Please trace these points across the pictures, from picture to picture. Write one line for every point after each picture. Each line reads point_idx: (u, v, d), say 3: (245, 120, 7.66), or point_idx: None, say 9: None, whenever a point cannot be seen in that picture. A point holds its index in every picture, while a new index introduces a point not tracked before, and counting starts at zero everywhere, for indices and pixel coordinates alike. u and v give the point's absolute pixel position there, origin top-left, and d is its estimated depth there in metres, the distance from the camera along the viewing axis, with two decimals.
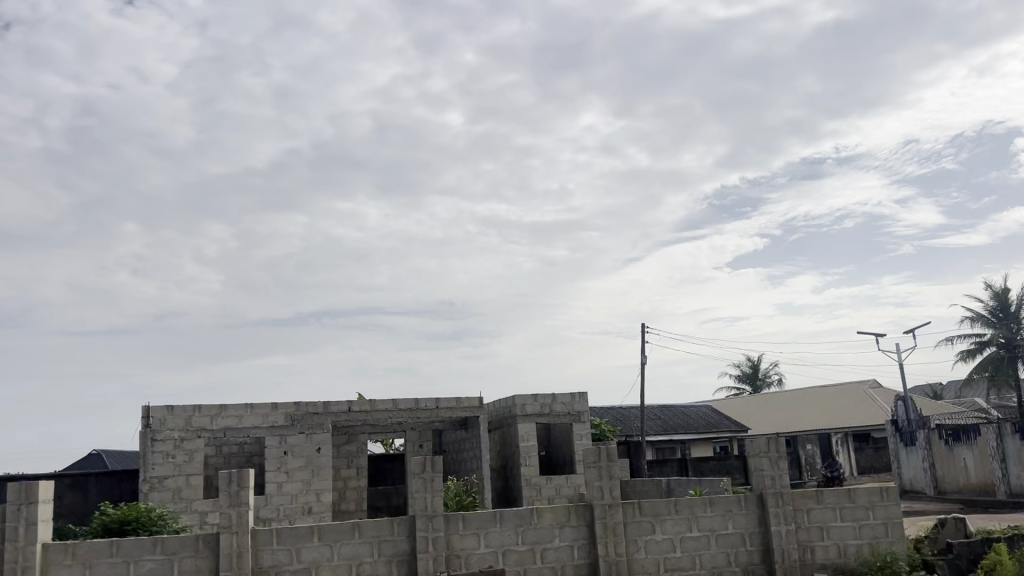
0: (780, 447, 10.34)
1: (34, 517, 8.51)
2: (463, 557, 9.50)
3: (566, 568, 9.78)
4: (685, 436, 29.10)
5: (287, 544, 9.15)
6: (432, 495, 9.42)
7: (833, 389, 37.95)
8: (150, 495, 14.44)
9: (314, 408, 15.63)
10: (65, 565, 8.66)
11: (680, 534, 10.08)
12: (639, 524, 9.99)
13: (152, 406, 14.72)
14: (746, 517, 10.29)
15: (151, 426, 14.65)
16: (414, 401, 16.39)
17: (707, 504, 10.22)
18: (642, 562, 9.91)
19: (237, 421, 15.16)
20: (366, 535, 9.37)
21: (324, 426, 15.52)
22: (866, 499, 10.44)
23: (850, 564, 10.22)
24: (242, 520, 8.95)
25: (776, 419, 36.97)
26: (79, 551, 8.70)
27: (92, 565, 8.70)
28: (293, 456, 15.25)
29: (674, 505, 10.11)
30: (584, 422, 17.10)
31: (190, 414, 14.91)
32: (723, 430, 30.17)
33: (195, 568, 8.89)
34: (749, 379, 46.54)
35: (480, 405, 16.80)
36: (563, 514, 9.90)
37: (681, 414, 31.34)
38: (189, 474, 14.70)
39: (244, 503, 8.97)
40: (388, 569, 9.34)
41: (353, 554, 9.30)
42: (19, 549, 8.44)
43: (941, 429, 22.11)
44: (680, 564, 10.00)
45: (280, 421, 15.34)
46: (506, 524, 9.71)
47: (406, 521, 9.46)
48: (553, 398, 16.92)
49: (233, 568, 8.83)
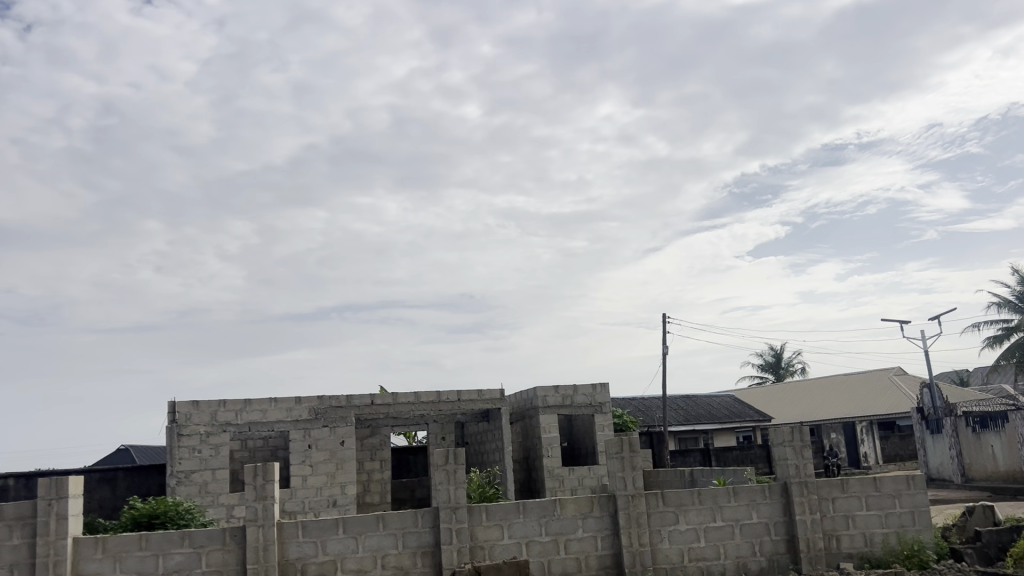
0: (804, 436, 10.29)
1: (64, 511, 8.65)
2: (487, 549, 9.55)
3: (591, 559, 9.80)
4: (708, 426, 28.96)
5: (312, 537, 9.23)
6: (455, 487, 9.47)
7: (857, 376, 37.71)
8: (177, 488, 14.62)
9: (338, 401, 15.73)
10: (95, 558, 8.77)
11: (703, 524, 10.05)
12: (663, 514, 9.98)
13: (177, 402, 14.88)
14: (770, 506, 10.25)
15: (177, 421, 14.82)
16: (437, 393, 16.47)
17: (731, 494, 10.19)
18: (666, 552, 9.90)
19: (262, 416, 15.30)
20: (390, 527, 9.43)
21: (348, 419, 15.64)
22: (892, 487, 10.35)
23: (876, 552, 10.16)
24: (268, 513, 9.05)
25: (799, 409, 36.67)
26: (108, 545, 8.81)
27: (122, 559, 8.83)
28: (317, 449, 15.36)
29: (697, 495, 10.09)
30: (605, 413, 17.10)
31: (215, 409, 15.07)
32: (746, 419, 30.00)
33: (223, 561, 8.99)
34: (772, 368, 46.28)
35: (501, 397, 16.85)
36: (586, 505, 9.91)
37: (704, 405, 31.19)
38: (215, 468, 14.86)
39: (270, 496, 9.07)
40: (413, 560, 9.40)
41: (378, 546, 9.38)
42: (50, 544, 8.58)
43: (969, 417, 21.87)
44: (704, 554, 9.98)
45: (303, 415, 15.45)
46: (529, 515, 9.73)
47: (430, 512, 9.50)
48: (574, 390, 16.91)
49: (260, 561, 8.94)
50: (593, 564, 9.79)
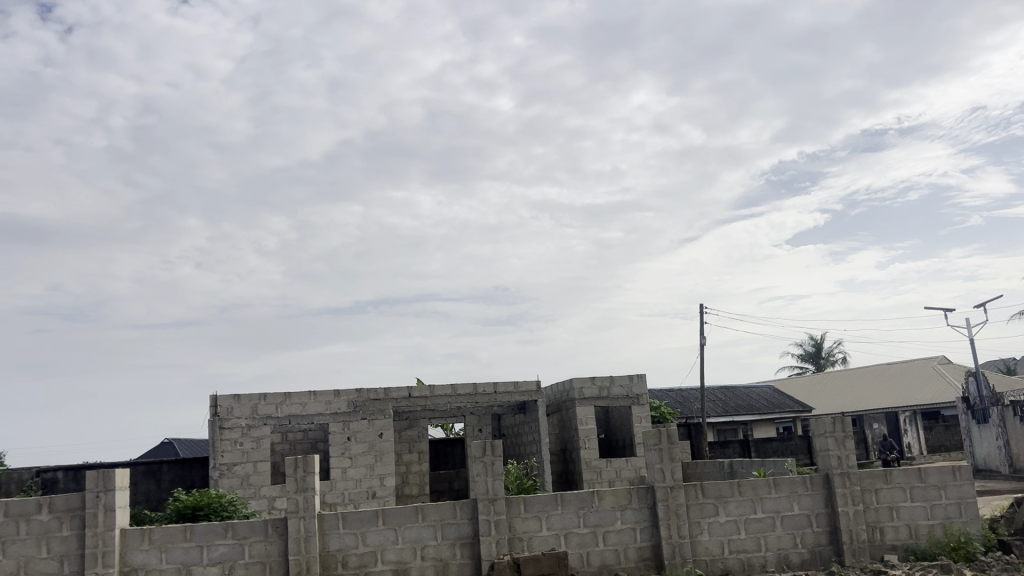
0: (847, 426, 10.15)
1: (111, 503, 8.84)
2: (525, 540, 9.56)
3: (629, 551, 9.76)
4: (747, 417, 28.68)
5: (353, 528, 9.32)
6: (493, 479, 9.50)
7: (901, 365, 37.12)
8: (220, 481, 14.86)
9: (375, 394, 15.85)
10: (142, 550, 8.96)
11: (743, 516, 9.96)
12: (702, 506, 9.91)
13: (219, 396, 15.11)
14: (812, 498, 10.12)
15: (219, 414, 15.05)
16: (473, 385, 16.53)
17: (771, 486, 10.08)
18: (705, 544, 9.83)
19: (302, 408, 15.48)
20: (429, 518, 9.49)
21: (386, 412, 15.76)
22: (937, 478, 10.16)
23: (921, 544, 10.00)
24: (309, 505, 9.16)
25: (839, 399, 36.18)
26: (154, 536, 9.00)
27: (167, 549, 9.00)
28: (356, 442, 15.50)
29: (737, 487, 9.99)
30: (643, 404, 17.02)
31: (256, 402, 15.28)
32: (786, 410, 29.64)
33: (267, 553, 9.13)
34: (812, 357, 45.66)
35: (538, 389, 16.86)
36: (624, 497, 9.88)
37: (743, 396, 30.87)
38: (256, 460, 15.07)
39: (310, 488, 9.18)
40: (452, 551, 9.45)
41: (417, 537, 9.44)
42: (98, 535, 8.78)
43: (1016, 406, 21.38)
44: (745, 546, 9.89)
45: (342, 408, 15.59)
46: (567, 507, 9.72)
47: (468, 504, 9.54)
48: (610, 381, 16.85)
49: (301, 552, 9.05)
50: (632, 556, 9.76)
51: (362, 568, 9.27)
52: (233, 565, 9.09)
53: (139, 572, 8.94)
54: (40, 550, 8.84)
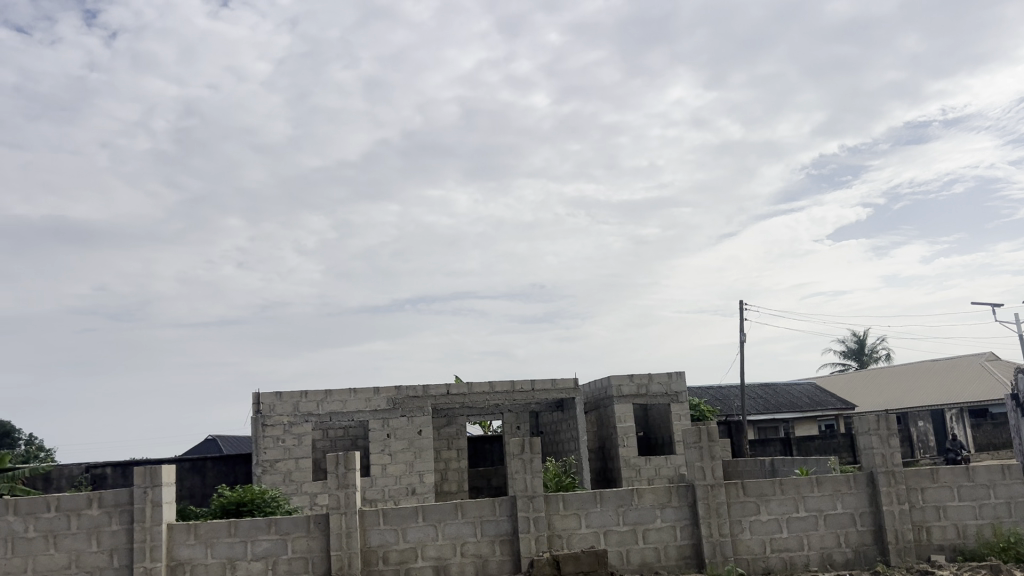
0: (891, 424, 9.98)
1: (158, 498, 9.03)
2: (565, 538, 9.57)
3: (670, 549, 9.71)
4: (789, 415, 28.32)
5: (394, 525, 9.40)
6: (532, 476, 9.51)
7: (946, 362, 36.38)
8: (263, 477, 15.07)
9: (414, 391, 15.97)
10: (188, 544, 9.14)
11: (786, 514, 9.85)
12: (744, 505, 9.82)
13: (261, 393, 15.34)
14: (856, 496, 9.97)
15: (262, 411, 15.28)
16: (511, 383, 16.57)
17: (814, 484, 9.95)
18: (747, 543, 9.74)
19: (342, 406, 15.65)
20: (469, 515, 9.54)
21: (425, 409, 15.86)
22: (986, 477, 9.94)
23: (969, 544, 9.80)
24: (350, 501, 9.26)
25: (884, 396, 35.53)
26: (200, 531, 9.17)
27: (213, 544, 9.16)
28: (395, 439, 15.63)
29: (779, 485, 9.88)
30: (682, 402, 16.92)
31: (298, 399, 15.48)
32: (828, 408, 29.21)
33: (309, 548, 9.25)
34: (855, 355, 44.93)
35: (575, 387, 16.85)
36: (664, 494, 9.83)
37: (784, 393, 30.48)
38: (298, 457, 15.26)
39: (352, 485, 9.28)
40: (492, 548, 9.49)
41: (457, 534, 9.49)
42: (146, 530, 8.97)
43: None
44: (787, 545, 9.78)
45: (382, 405, 15.72)
46: (607, 505, 9.71)
47: (507, 502, 9.57)
48: (649, 378, 16.76)
49: (343, 548, 9.16)
50: (672, 554, 9.71)
51: (402, 564, 9.35)
52: (277, 560, 9.23)
53: (185, 565, 9.11)
54: (91, 544, 9.05)
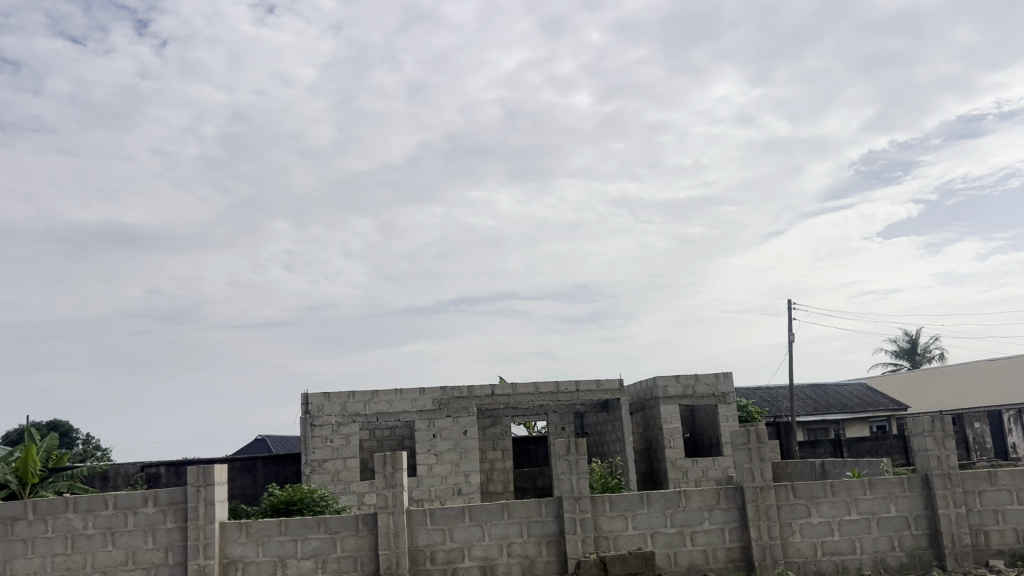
0: (946, 425, 9.75)
1: (210, 497, 9.21)
2: (611, 539, 9.53)
3: (718, 552, 9.62)
4: (839, 416, 27.82)
5: (440, 525, 9.47)
6: (578, 477, 9.49)
7: (1003, 362, 35.44)
8: (312, 477, 15.28)
9: (460, 392, 16.05)
10: (240, 542, 9.31)
11: (837, 517, 9.68)
12: (794, 507, 9.67)
13: (309, 393, 15.56)
14: (910, 499, 9.76)
15: (310, 412, 15.50)
16: (556, 383, 16.56)
17: (866, 486, 9.76)
18: (797, 546, 9.60)
19: (389, 406, 15.79)
20: (515, 516, 9.56)
21: (470, 409, 15.94)
22: None
23: None
24: (398, 501, 9.35)
25: (938, 397, 34.64)
26: (252, 529, 9.34)
27: (264, 543, 9.32)
28: (441, 439, 15.73)
29: (830, 487, 9.72)
30: (729, 403, 16.72)
31: (345, 400, 15.67)
32: (880, 409, 28.61)
33: (358, 547, 9.36)
34: (907, 355, 43.97)
35: (620, 387, 16.78)
36: (712, 496, 9.74)
37: (834, 394, 29.95)
38: (346, 457, 15.44)
39: (399, 484, 9.36)
40: (538, 548, 9.50)
41: (504, 534, 9.52)
42: (200, 528, 9.17)
43: None
44: (839, 548, 9.61)
45: (427, 405, 15.83)
46: (654, 506, 9.65)
47: (554, 502, 9.57)
48: (695, 379, 16.61)
49: (391, 547, 9.24)
50: (720, 556, 9.61)
51: (449, 564, 9.40)
52: (326, 559, 9.34)
53: (237, 563, 9.28)
54: (147, 541, 9.27)
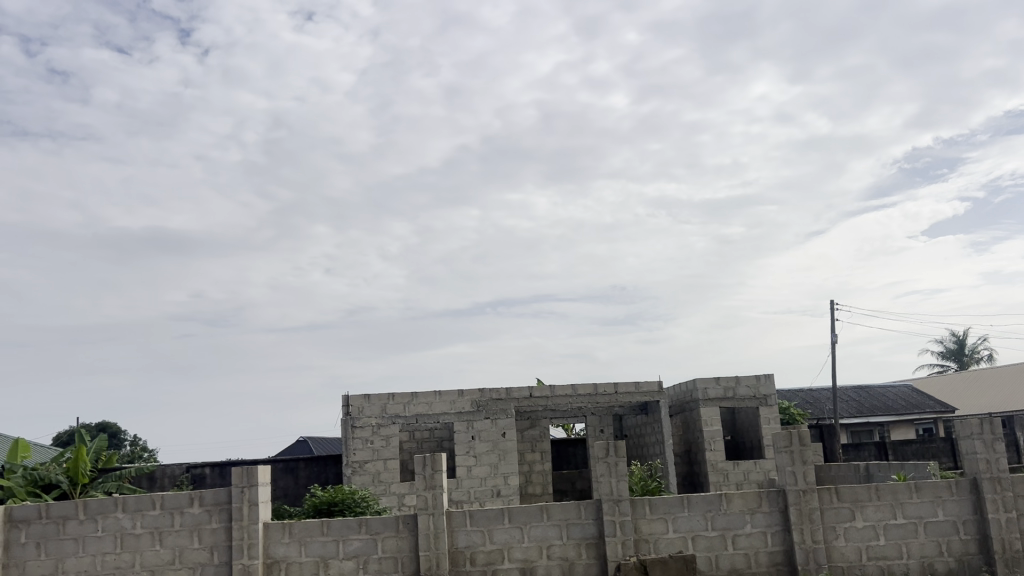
0: (996, 428, 9.54)
1: (254, 498, 9.36)
2: (651, 542, 9.48)
3: (760, 555, 9.52)
4: (884, 418, 27.32)
5: (480, 526, 9.51)
6: (617, 480, 9.47)
7: None
8: (353, 477, 15.44)
9: (498, 394, 16.09)
10: (283, 543, 9.44)
11: (882, 521, 9.52)
12: (838, 511, 9.53)
13: (350, 396, 15.72)
14: (958, 503, 9.57)
15: (351, 413, 15.66)
16: (594, 386, 16.53)
17: (913, 490, 9.58)
18: (842, 550, 9.45)
19: (428, 408, 15.88)
20: (555, 518, 9.56)
21: (508, 411, 15.98)
22: None
23: None
24: (437, 502, 9.41)
25: (986, 400, 33.82)
26: (294, 530, 9.46)
27: (306, 543, 9.44)
28: (480, 441, 15.78)
29: (875, 491, 9.56)
30: (771, 405, 16.53)
31: (385, 402, 15.82)
32: (926, 411, 28.01)
33: (398, 549, 9.44)
34: (954, 356, 43.05)
35: (660, 390, 16.69)
36: (754, 500, 9.64)
37: (878, 396, 29.44)
38: (386, 458, 15.57)
39: (438, 486, 9.41)
40: (578, 551, 9.48)
41: (543, 536, 9.52)
42: (244, 528, 9.32)
43: None
44: (885, 553, 9.46)
45: (466, 407, 15.90)
46: (694, 510, 9.58)
47: (593, 505, 9.56)
48: (736, 381, 16.45)
49: (431, 548, 9.30)
50: (763, 560, 9.51)
51: (489, 565, 9.44)
52: (367, 560, 9.44)
53: (281, 563, 9.41)
54: (193, 541, 9.45)
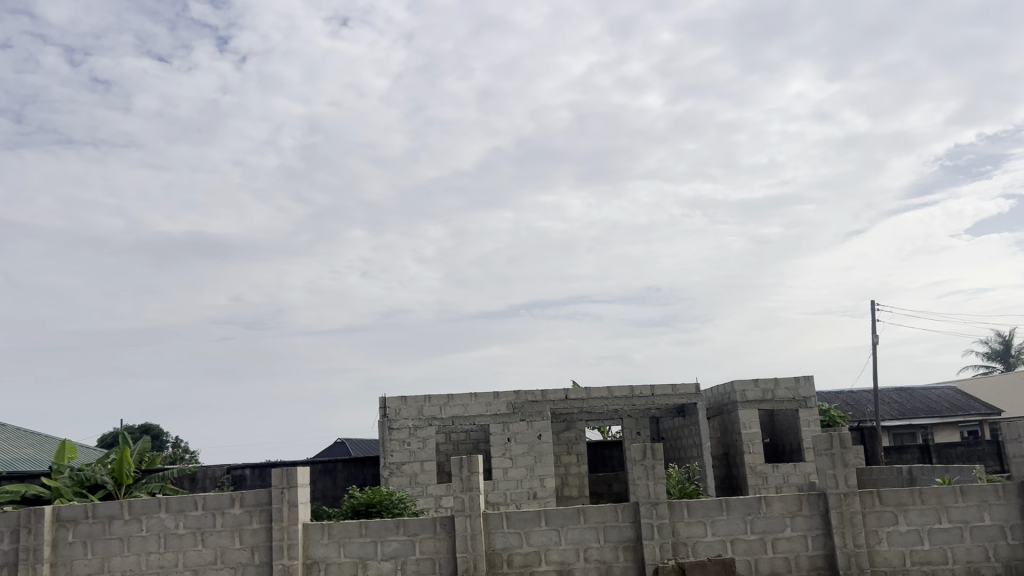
0: None
1: (294, 499, 9.47)
2: (689, 546, 9.40)
3: (801, 559, 9.40)
4: (927, 420, 26.83)
5: (517, 528, 9.51)
6: (654, 482, 9.42)
7: None
8: (390, 479, 15.54)
9: (534, 396, 16.09)
10: (322, 543, 9.54)
11: (927, 526, 9.34)
12: (880, 515, 9.37)
13: (387, 398, 15.84)
14: (1006, 507, 9.36)
15: (388, 415, 15.77)
16: (630, 388, 16.44)
17: (958, 494, 9.38)
18: (885, 555, 9.29)
19: (464, 410, 15.93)
20: (591, 520, 9.53)
21: (544, 413, 15.97)
22: None
23: None
24: (474, 504, 9.44)
25: None
26: (333, 531, 9.56)
27: (345, 544, 9.53)
28: (516, 443, 15.81)
29: (919, 495, 9.39)
30: (810, 407, 16.31)
31: (421, 404, 15.90)
32: (970, 414, 27.41)
33: (436, 550, 9.49)
34: (1000, 356, 42.12)
35: (697, 392, 16.54)
36: (794, 503, 9.51)
37: (921, 397, 28.92)
38: (423, 460, 15.65)
39: (475, 488, 9.44)
40: (615, 554, 9.45)
41: (580, 539, 9.50)
42: (284, 529, 9.43)
43: None
44: (929, 558, 9.28)
45: (502, 409, 15.93)
46: (733, 513, 9.49)
47: (630, 508, 9.52)
48: (775, 384, 16.26)
49: (468, 550, 9.34)
50: (803, 564, 9.39)
51: (526, 567, 9.44)
52: (405, 561, 9.50)
53: (320, 564, 9.51)
54: (234, 541, 9.59)
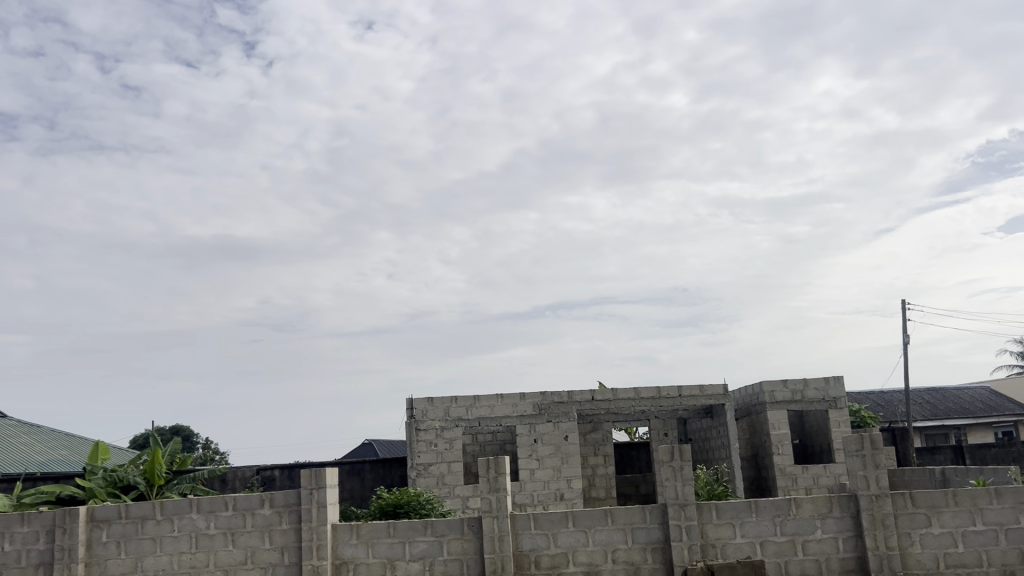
0: None
1: (322, 500, 9.55)
2: (718, 547, 9.34)
3: (832, 561, 9.30)
4: (959, 421, 26.43)
5: (544, 529, 9.51)
6: (682, 484, 9.38)
7: None
8: (418, 480, 15.60)
9: (560, 397, 16.08)
10: (351, 543, 9.60)
11: (961, 528, 9.21)
12: (913, 517, 9.25)
13: (414, 399, 15.89)
14: None
15: (415, 416, 15.82)
16: (657, 389, 16.38)
17: (993, 496, 9.24)
18: (918, 557, 9.17)
19: (490, 411, 15.96)
20: (619, 522, 9.51)
21: (571, 414, 15.96)
22: None
23: None
24: (502, 505, 9.45)
25: None
26: (362, 532, 9.62)
27: (373, 544, 9.59)
28: (543, 444, 15.80)
29: (952, 497, 9.26)
30: (841, 408, 16.14)
31: (448, 405, 15.95)
32: (1005, 414, 26.96)
33: (464, 551, 9.52)
34: None
35: (725, 393, 16.43)
36: (824, 505, 9.42)
37: (953, 397, 28.51)
38: (450, 461, 15.71)
39: (502, 489, 9.45)
40: (643, 556, 9.41)
41: (608, 540, 9.48)
42: (313, 529, 9.51)
43: None
44: (964, 560, 9.15)
45: (528, 410, 15.94)
46: (762, 514, 9.41)
47: (657, 510, 9.49)
48: (804, 385, 16.11)
49: (496, 551, 9.35)
50: (834, 567, 9.29)
51: (554, 569, 9.43)
52: (433, 561, 9.53)
53: (349, 564, 9.57)
54: (264, 541, 9.68)
